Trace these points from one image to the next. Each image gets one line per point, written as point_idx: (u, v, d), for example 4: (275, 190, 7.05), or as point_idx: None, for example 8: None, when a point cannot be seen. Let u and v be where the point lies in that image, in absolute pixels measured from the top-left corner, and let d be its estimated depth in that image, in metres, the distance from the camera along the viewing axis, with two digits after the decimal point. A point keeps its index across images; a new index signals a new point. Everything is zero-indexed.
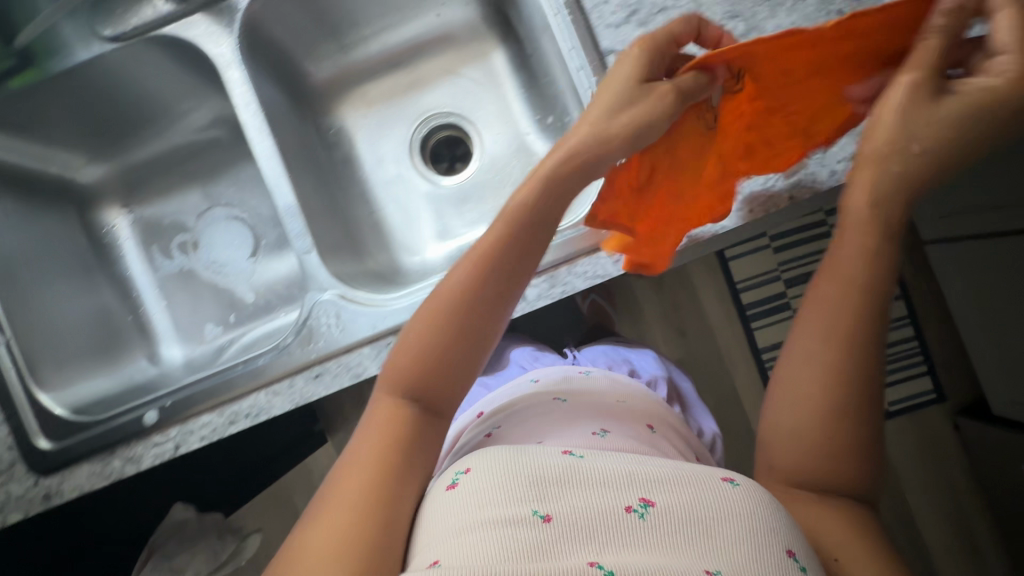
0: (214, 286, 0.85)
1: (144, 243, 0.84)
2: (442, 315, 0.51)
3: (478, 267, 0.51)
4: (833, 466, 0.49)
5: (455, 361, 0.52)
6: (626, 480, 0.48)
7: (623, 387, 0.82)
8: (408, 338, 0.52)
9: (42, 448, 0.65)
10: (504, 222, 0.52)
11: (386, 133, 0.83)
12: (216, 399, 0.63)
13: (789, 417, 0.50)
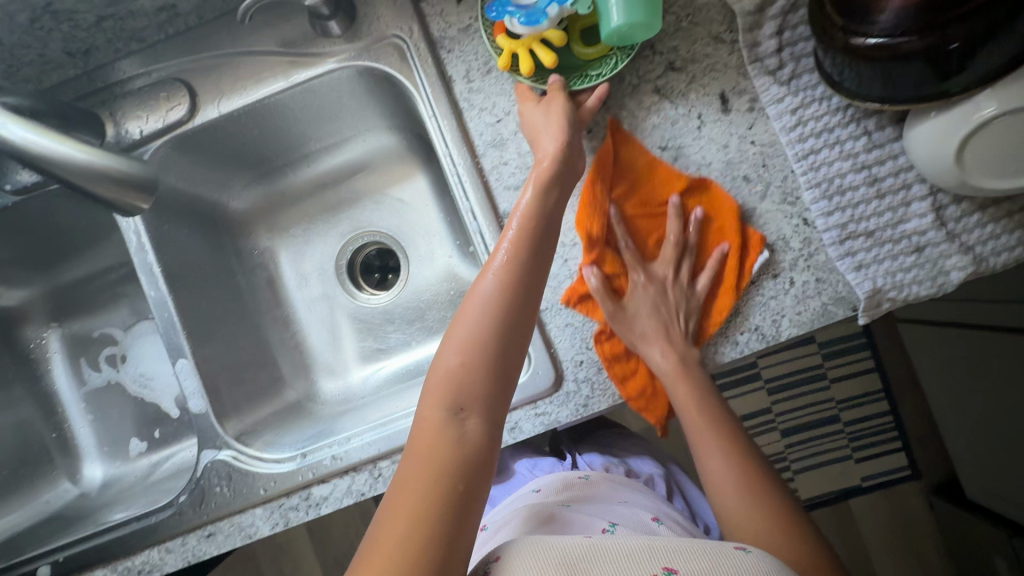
0: (139, 399, 0.84)
1: (72, 357, 0.84)
2: (483, 303, 0.50)
3: (523, 244, 0.51)
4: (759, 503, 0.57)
5: (504, 341, 0.50)
6: (646, 551, 0.48)
7: (626, 486, 0.73)
8: (457, 332, 0.50)
9: None
10: (523, 221, 0.52)
11: (312, 251, 0.82)
12: (109, 555, 0.63)
13: (722, 469, 0.59)
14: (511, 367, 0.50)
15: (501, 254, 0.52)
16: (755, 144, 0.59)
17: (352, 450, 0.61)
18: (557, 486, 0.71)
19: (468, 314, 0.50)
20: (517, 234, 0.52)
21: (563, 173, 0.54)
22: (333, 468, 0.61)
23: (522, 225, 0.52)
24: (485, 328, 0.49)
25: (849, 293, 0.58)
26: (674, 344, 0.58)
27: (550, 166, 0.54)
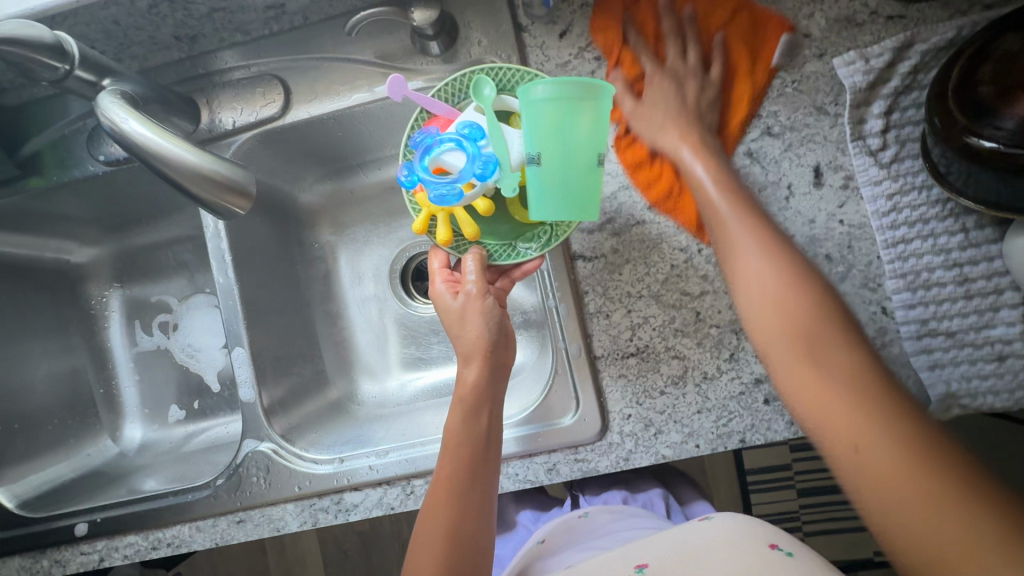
0: (184, 369, 0.87)
1: (128, 319, 0.87)
2: (440, 521, 0.52)
3: (461, 462, 0.53)
4: (873, 436, 0.40)
5: (468, 515, 0.52)
6: (620, 559, 0.54)
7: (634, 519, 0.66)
8: (422, 538, 0.52)
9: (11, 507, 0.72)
10: (453, 449, 0.53)
11: (370, 251, 0.83)
12: (143, 523, 0.65)
13: (818, 408, 0.43)
14: (484, 538, 0.53)
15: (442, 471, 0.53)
16: (843, 224, 0.58)
17: (388, 464, 0.62)
18: (556, 535, 0.65)
19: (423, 542, 0.52)
20: (454, 449, 0.53)
21: (494, 373, 0.55)
22: (367, 479, 0.62)
23: (461, 444, 0.53)
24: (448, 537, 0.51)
25: (918, 392, 0.56)
26: (704, 142, 0.55)
27: (473, 378, 0.54)
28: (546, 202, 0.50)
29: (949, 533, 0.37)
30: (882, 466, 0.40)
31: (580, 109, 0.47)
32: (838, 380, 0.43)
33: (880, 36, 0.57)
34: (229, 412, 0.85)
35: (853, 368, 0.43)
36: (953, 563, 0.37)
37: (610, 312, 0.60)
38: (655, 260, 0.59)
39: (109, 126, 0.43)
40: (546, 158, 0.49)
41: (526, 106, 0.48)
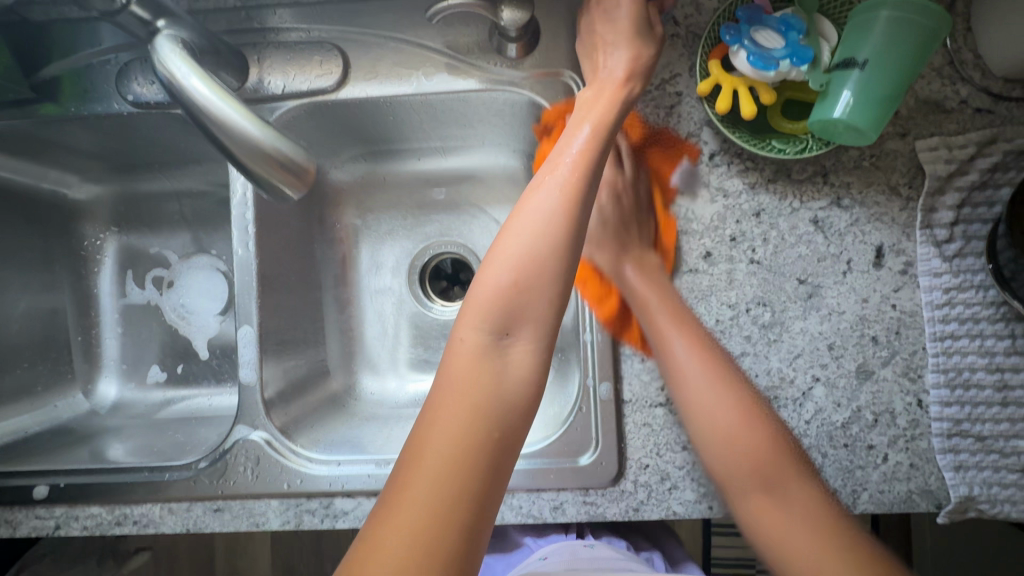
0: (172, 330, 0.82)
1: (120, 268, 0.82)
2: (398, 516, 0.39)
3: (537, 257, 0.45)
4: (767, 499, 0.49)
5: (530, 314, 0.44)
6: None
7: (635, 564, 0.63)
8: (466, 323, 0.45)
9: None
10: (535, 241, 0.45)
11: (392, 242, 0.80)
12: (110, 496, 0.60)
13: (736, 446, 0.50)
14: (531, 347, 0.45)
15: (468, 347, 0.44)
16: (895, 309, 0.56)
17: (388, 476, 0.59)
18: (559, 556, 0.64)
19: (473, 334, 0.44)
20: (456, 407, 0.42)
21: (526, 306, 0.45)
22: (363, 487, 0.58)
23: (473, 364, 0.44)
24: (457, 436, 0.41)
25: (938, 489, 0.56)
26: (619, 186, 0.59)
27: (507, 300, 0.45)
28: (855, 107, 0.47)
29: (803, 539, 0.46)
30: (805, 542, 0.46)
31: (914, 30, 0.46)
32: (783, 491, 0.49)
33: (965, 126, 0.56)
34: (233, 382, 0.80)
35: (819, 491, 0.49)
36: (815, 558, 0.46)
37: (646, 357, 0.58)
38: (700, 312, 0.57)
39: (165, 76, 0.41)
40: (873, 58, 0.47)
41: (864, 11, 0.47)
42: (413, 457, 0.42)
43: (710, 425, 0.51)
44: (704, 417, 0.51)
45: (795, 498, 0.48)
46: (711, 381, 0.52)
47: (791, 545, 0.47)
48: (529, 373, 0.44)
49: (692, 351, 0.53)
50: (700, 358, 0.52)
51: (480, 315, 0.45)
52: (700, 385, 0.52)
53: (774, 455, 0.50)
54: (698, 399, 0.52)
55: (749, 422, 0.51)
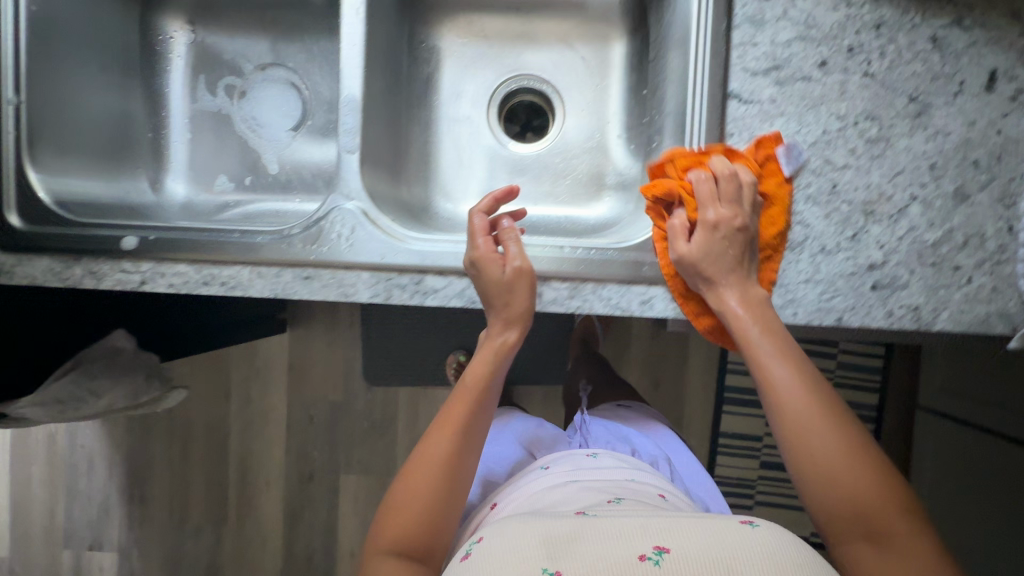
0: (242, 140, 0.81)
1: (192, 69, 0.80)
2: (416, 474, 0.60)
3: (449, 445, 0.60)
4: (821, 425, 0.52)
5: (440, 488, 0.59)
6: (642, 533, 0.52)
7: (630, 466, 0.77)
8: (412, 475, 0.59)
9: (10, 223, 0.60)
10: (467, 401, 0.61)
11: (474, 71, 0.79)
12: (199, 255, 0.60)
13: (796, 406, 0.53)
14: (460, 477, 0.60)
15: (411, 509, 0.58)
16: (1000, 135, 0.57)
17: (482, 257, 0.59)
18: (560, 460, 0.78)
19: (422, 467, 0.59)
20: (441, 449, 0.59)
21: (480, 420, 0.62)
22: (458, 264, 0.60)
23: (431, 453, 0.60)
24: (424, 493, 0.58)
25: (1016, 314, 0.58)
26: None
27: (461, 425, 0.61)
28: None
29: (870, 489, 0.50)
30: (864, 483, 0.50)
31: None
32: (827, 415, 0.52)
33: None
34: (302, 195, 0.79)
35: (855, 449, 0.51)
36: (887, 528, 0.49)
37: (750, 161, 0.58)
38: (808, 121, 0.58)
39: None
40: None
41: None
42: (396, 498, 0.59)
43: (750, 336, 0.55)
44: (780, 389, 0.53)
45: (822, 445, 0.51)
46: (779, 346, 0.54)
47: (827, 475, 0.51)
48: (453, 471, 0.59)
49: (739, 308, 0.55)
50: (752, 314, 0.55)
51: (429, 452, 0.60)
52: (756, 326, 0.55)
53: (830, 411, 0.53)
54: (740, 319, 0.55)
55: (789, 359, 0.54)
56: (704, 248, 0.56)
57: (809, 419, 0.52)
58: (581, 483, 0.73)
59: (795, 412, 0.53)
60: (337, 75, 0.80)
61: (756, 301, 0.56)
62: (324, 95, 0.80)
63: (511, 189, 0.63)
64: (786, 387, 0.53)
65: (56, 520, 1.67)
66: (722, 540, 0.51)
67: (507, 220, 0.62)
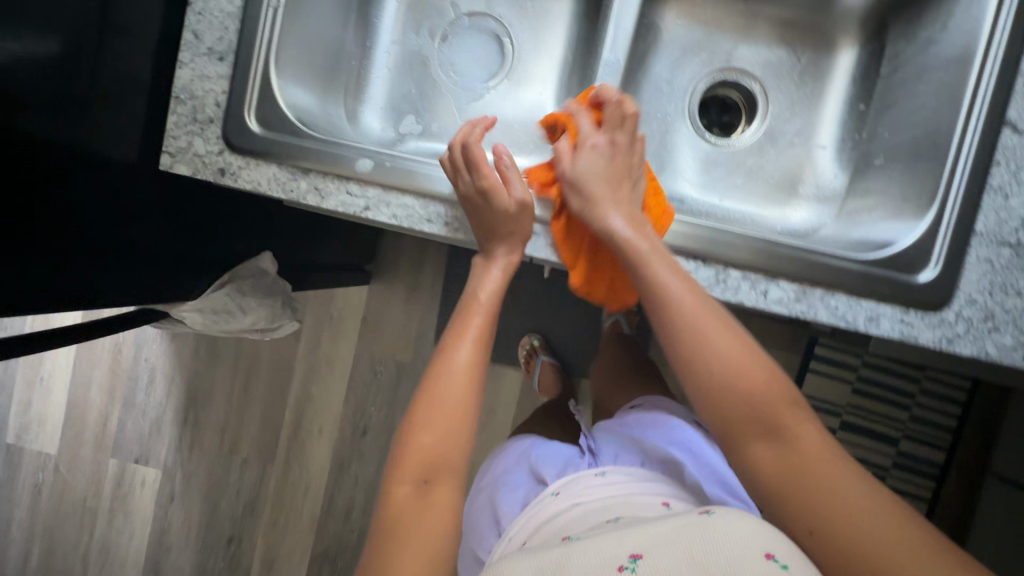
0: (437, 85, 0.79)
1: (405, 5, 0.78)
2: (433, 391, 0.55)
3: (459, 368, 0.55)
4: (768, 397, 0.52)
5: (468, 385, 0.55)
6: (617, 544, 0.49)
7: (647, 481, 0.69)
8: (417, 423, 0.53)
9: (248, 126, 0.59)
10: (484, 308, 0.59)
11: (685, 57, 0.78)
12: (428, 191, 0.59)
13: (750, 366, 0.52)
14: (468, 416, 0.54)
15: (423, 454, 0.52)
16: None
17: (715, 242, 0.58)
18: (571, 487, 0.70)
19: (435, 407, 0.54)
20: (463, 355, 0.56)
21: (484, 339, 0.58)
22: (687, 248, 0.58)
23: (445, 391, 0.54)
24: (439, 441, 0.52)
25: None
26: None
27: (483, 334, 0.58)
28: None
29: (859, 495, 0.48)
30: (835, 479, 0.49)
31: None
32: (810, 435, 0.51)
33: None
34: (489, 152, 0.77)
35: (805, 421, 0.52)
36: (865, 519, 0.46)
37: (1011, 194, 0.56)
38: None
39: None
40: None
41: None
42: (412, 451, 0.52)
43: (679, 295, 0.53)
44: (745, 378, 0.52)
45: (799, 434, 0.51)
46: (755, 356, 0.53)
47: (815, 483, 0.49)
48: (468, 388, 0.54)
49: (647, 245, 0.56)
50: (664, 258, 0.55)
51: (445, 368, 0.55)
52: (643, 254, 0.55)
53: (758, 372, 0.52)
54: (649, 257, 0.55)
55: (678, 275, 0.55)
56: (590, 168, 0.59)
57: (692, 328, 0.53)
58: (589, 507, 0.64)
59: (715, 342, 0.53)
60: (546, 35, 0.78)
61: (640, 222, 0.58)
62: (528, 53, 0.79)
63: (489, 121, 0.63)
64: (689, 320, 0.53)
65: (108, 428, 1.68)
66: (688, 541, 0.47)
67: (502, 144, 0.62)
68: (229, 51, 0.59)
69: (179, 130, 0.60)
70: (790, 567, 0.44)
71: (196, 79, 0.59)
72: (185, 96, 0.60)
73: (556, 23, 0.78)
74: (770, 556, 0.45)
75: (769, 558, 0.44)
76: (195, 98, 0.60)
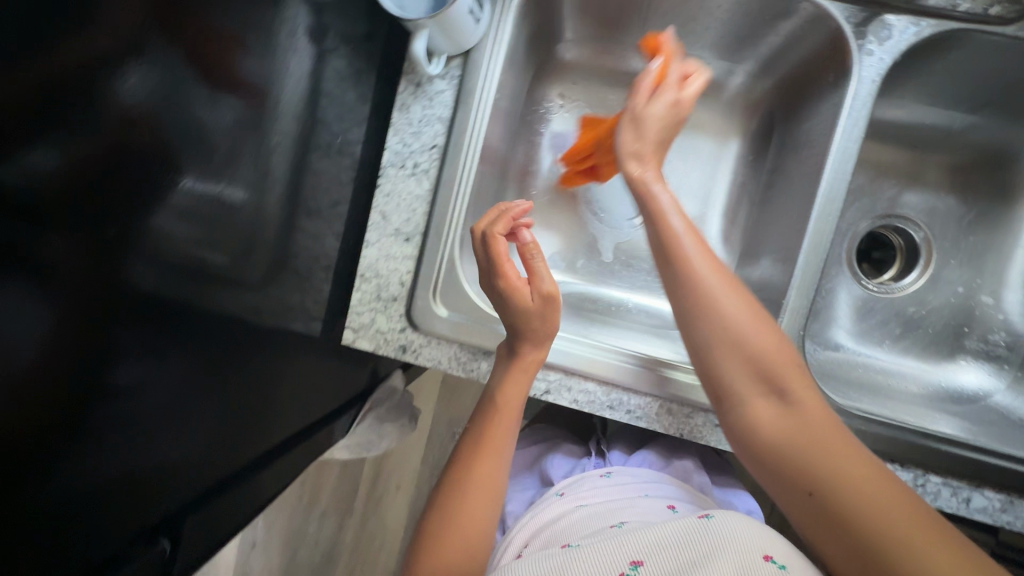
0: (584, 223, 0.78)
1: (560, 143, 0.77)
2: (471, 504, 0.55)
3: (469, 457, 0.57)
4: (808, 395, 0.49)
5: (477, 490, 0.55)
6: (616, 550, 0.50)
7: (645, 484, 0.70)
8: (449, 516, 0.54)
9: (433, 311, 0.60)
10: (506, 417, 0.58)
11: (847, 201, 0.75)
12: (612, 378, 0.59)
13: (810, 416, 0.48)
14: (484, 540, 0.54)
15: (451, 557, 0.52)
16: None
17: (918, 447, 0.56)
18: (576, 489, 0.71)
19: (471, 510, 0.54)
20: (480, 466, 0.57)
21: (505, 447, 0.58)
22: (886, 450, 0.57)
23: (478, 513, 0.55)
24: (459, 549, 0.52)
25: None
26: None
27: (502, 435, 0.58)
28: None
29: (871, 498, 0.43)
30: (829, 436, 0.47)
31: None
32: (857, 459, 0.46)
33: None
34: (638, 293, 0.77)
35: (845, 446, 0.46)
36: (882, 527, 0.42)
37: None
38: None
39: None
40: None
41: None
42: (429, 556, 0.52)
43: (739, 343, 0.49)
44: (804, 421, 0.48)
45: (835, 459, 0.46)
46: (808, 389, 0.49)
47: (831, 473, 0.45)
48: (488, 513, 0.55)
49: (786, 360, 0.49)
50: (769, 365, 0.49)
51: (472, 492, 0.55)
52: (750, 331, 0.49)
53: (790, 358, 0.49)
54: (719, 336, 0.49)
55: (774, 338, 0.49)
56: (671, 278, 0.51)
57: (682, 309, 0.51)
58: (592, 511, 0.63)
59: (762, 350, 0.49)
60: (698, 174, 0.77)
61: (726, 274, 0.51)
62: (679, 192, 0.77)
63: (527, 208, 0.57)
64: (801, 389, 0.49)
65: None
66: (689, 548, 0.48)
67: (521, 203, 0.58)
68: (416, 233, 0.60)
69: (362, 307, 0.61)
70: (781, 565, 0.46)
71: (381, 258, 0.60)
72: (370, 274, 0.61)
73: (710, 161, 0.77)
74: (766, 557, 0.46)
75: (766, 560, 0.46)
76: (380, 277, 0.60)
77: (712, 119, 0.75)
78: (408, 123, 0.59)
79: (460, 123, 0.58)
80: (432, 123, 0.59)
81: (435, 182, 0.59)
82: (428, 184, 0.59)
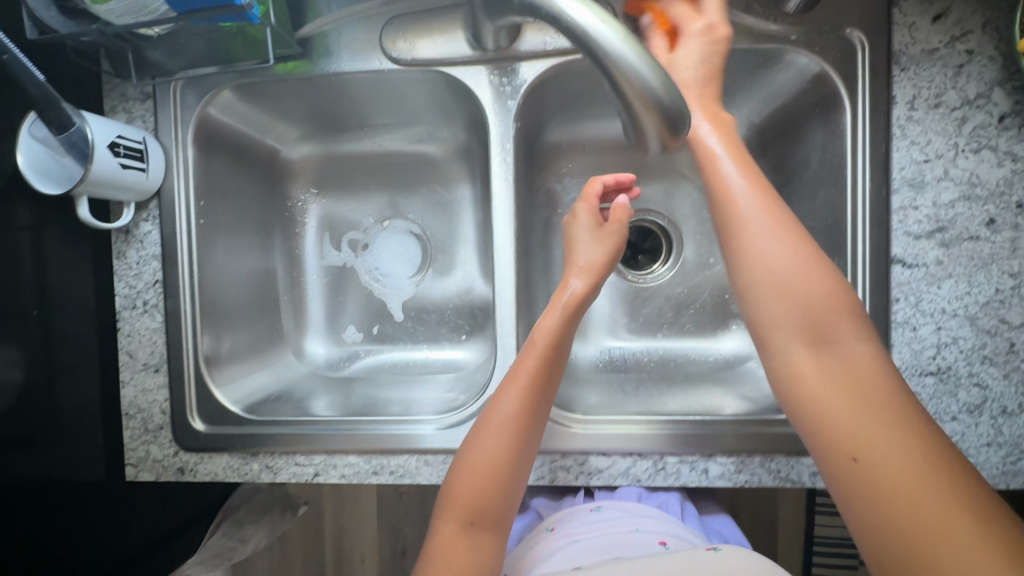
0: (367, 292, 0.82)
1: (321, 230, 0.81)
2: (489, 426, 0.54)
3: (511, 394, 0.55)
4: (881, 403, 0.43)
5: (506, 416, 0.54)
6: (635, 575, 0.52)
7: (645, 519, 0.62)
8: (473, 454, 0.54)
9: (194, 428, 0.65)
10: (541, 344, 0.57)
11: None
12: (367, 446, 0.62)
13: (872, 409, 0.43)
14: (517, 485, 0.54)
15: (475, 486, 0.53)
16: None
17: (648, 435, 0.60)
18: (570, 520, 0.65)
19: (492, 428, 0.54)
20: (510, 404, 0.55)
21: (547, 388, 0.56)
22: (619, 446, 0.60)
23: (501, 416, 0.54)
24: (484, 461, 0.53)
25: None
26: None
27: (535, 377, 0.55)
28: None
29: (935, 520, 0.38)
30: (907, 462, 0.41)
31: None
32: (913, 445, 0.41)
33: None
34: (430, 341, 0.81)
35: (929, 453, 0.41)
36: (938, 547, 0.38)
37: (919, 325, 0.56)
38: (979, 281, 0.55)
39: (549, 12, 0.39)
40: None
41: None
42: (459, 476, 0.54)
43: (810, 358, 0.46)
44: (857, 402, 0.43)
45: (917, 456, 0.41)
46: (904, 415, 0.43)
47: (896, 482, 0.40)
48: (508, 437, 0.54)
49: (857, 357, 0.45)
50: (846, 353, 0.46)
51: (504, 421, 0.54)
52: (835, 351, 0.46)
53: (872, 365, 0.45)
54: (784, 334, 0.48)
55: (841, 324, 0.47)
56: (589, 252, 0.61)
57: (759, 239, 0.50)
58: (593, 546, 0.59)
59: (834, 359, 0.46)
60: (454, 222, 0.81)
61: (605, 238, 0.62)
62: (444, 241, 0.82)
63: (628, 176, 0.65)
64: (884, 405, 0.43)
65: None
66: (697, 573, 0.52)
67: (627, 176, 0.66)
68: (161, 362, 0.65)
69: (135, 443, 0.65)
70: None
71: (137, 395, 0.65)
72: (132, 411, 0.65)
73: (461, 208, 0.81)
74: None
75: None
76: (142, 411, 0.65)
77: (450, 170, 0.80)
78: (128, 268, 0.65)
79: (172, 257, 0.65)
80: (149, 262, 0.65)
81: (165, 313, 0.65)
82: (160, 316, 0.65)
